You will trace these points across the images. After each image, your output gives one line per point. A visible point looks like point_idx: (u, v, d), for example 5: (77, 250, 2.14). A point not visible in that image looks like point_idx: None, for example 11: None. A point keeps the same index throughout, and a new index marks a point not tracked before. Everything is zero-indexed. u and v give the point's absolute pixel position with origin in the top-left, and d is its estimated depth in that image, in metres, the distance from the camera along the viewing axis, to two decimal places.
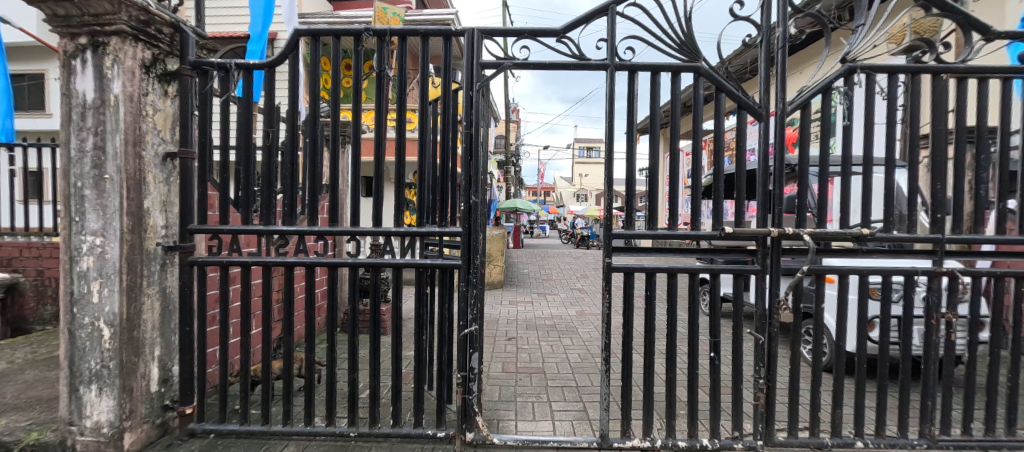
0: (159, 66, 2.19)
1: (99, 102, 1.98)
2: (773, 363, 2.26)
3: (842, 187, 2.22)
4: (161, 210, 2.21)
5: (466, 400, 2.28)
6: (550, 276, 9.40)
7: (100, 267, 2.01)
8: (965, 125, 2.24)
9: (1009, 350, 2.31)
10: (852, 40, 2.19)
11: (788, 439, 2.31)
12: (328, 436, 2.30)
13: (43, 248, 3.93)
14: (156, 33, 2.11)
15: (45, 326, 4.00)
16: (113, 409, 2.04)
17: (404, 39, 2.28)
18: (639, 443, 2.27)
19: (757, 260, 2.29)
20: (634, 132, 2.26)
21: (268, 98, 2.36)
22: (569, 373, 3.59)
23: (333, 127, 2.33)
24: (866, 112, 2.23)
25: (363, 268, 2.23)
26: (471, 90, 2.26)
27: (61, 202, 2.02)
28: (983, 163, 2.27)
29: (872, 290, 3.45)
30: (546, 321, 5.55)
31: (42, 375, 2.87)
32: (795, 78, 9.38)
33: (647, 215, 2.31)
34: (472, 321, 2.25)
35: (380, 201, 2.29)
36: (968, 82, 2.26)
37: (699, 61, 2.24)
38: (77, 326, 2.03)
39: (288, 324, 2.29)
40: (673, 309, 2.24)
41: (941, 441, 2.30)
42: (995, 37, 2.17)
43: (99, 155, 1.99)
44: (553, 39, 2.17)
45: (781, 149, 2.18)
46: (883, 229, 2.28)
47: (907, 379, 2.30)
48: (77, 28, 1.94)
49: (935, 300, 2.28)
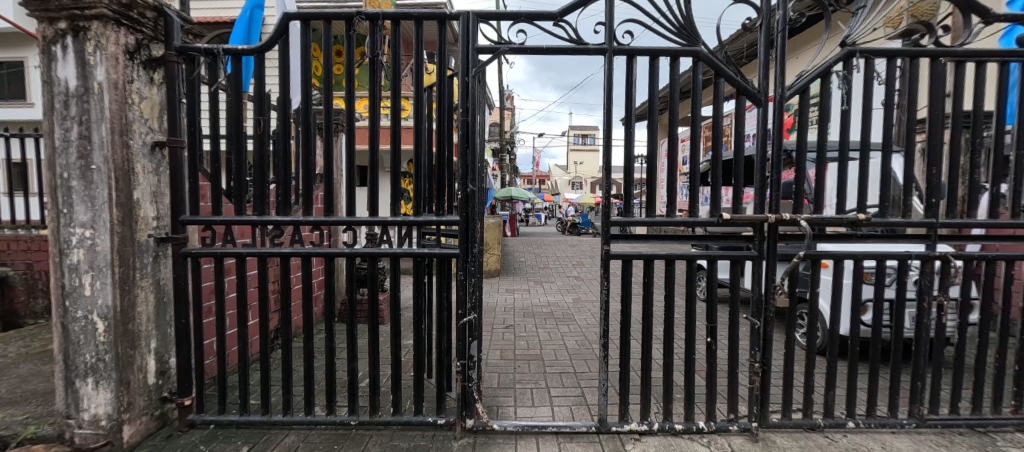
0: (144, 52, 2.11)
1: (83, 90, 1.91)
2: (768, 346, 2.30)
3: (840, 172, 2.21)
4: (151, 201, 2.15)
5: (465, 388, 2.29)
6: (547, 264, 9.46)
7: (92, 260, 1.97)
8: (962, 109, 2.22)
9: (999, 332, 2.35)
10: (852, 24, 2.15)
11: (783, 421, 2.36)
12: (328, 425, 2.31)
13: (32, 241, 3.84)
14: (140, 17, 2.03)
15: (37, 320, 3.95)
16: (110, 402, 2.03)
17: (397, 23, 2.19)
18: (637, 426, 2.31)
19: (754, 246, 2.28)
20: (633, 118, 2.23)
21: (258, 84, 2.29)
22: (566, 359, 3.62)
23: (327, 116, 2.25)
24: (866, 97, 2.21)
25: (360, 258, 2.20)
26: (466, 76, 2.20)
27: (48, 194, 1.97)
28: (978, 147, 2.23)
29: (866, 274, 3.46)
30: (543, 308, 5.58)
31: (37, 369, 2.84)
32: (793, 62, 9.33)
33: (646, 201, 2.26)
34: (470, 310, 2.26)
35: (375, 191, 2.22)
36: (966, 66, 2.23)
37: (699, 45, 2.20)
38: (70, 319, 2.01)
39: (285, 315, 2.26)
40: (670, 295, 2.25)
41: (931, 420, 2.36)
42: (994, 19, 2.13)
43: (85, 145, 1.94)
44: (550, 23, 2.12)
45: (780, 135, 2.16)
46: (878, 213, 2.28)
47: (898, 360, 2.33)
48: (55, 12, 1.87)
49: (927, 283, 2.31)
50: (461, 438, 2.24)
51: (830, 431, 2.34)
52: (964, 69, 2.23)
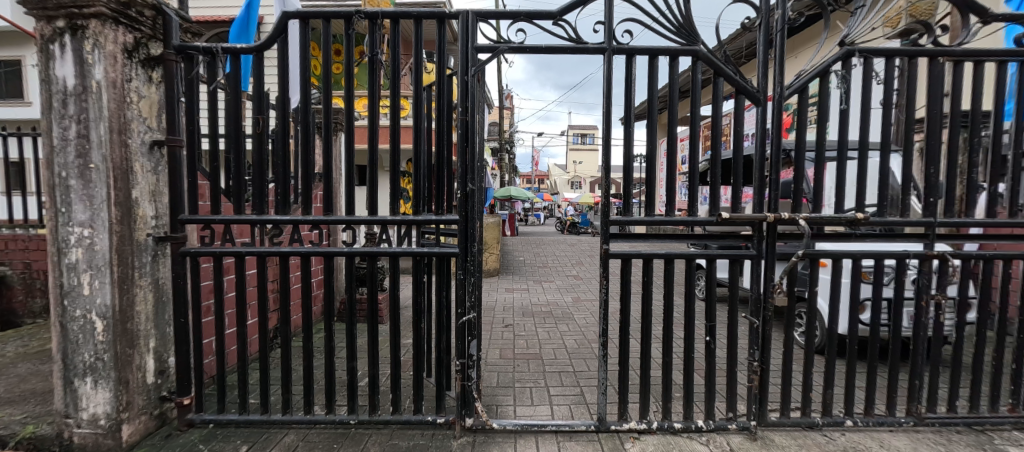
0: (142, 50, 2.10)
1: (81, 89, 1.91)
2: (767, 345, 2.30)
3: (838, 171, 2.22)
4: (150, 200, 2.15)
5: (465, 387, 2.29)
6: (547, 263, 9.46)
7: (90, 259, 1.97)
8: (960, 108, 2.22)
9: (996, 330, 2.36)
10: (851, 23, 2.16)
11: (781, 419, 2.36)
12: (328, 424, 2.31)
13: (29, 241, 3.83)
14: (138, 16, 2.03)
15: (35, 319, 3.94)
16: (110, 401, 2.03)
17: (396, 22, 2.18)
18: (635, 425, 2.31)
19: (752, 245, 2.29)
20: (632, 118, 2.23)
21: (257, 83, 2.28)
22: (566, 358, 3.62)
23: (326, 114, 2.24)
24: (864, 97, 2.22)
25: (359, 257, 2.20)
26: (466, 75, 2.20)
27: (46, 194, 1.97)
28: (975, 147, 2.24)
29: (864, 273, 3.47)
30: (542, 307, 5.59)
31: (35, 369, 2.83)
32: (792, 62, 9.34)
33: (645, 200, 2.27)
34: (470, 309, 2.26)
35: (374, 191, 2.22)
36: (964, 65, 2.24)
37: (698, 45, 2.20)
38: (69, 318, 2.01)
39: (284, 314, 2.26)
40: (669, 294, 2.25)
41: (929, 418, 2.36)
42: (993, 19, 2.13)
43: (83, 144, 1.93)
44: (549, 22, 2.12)
45: (779, 134, 2.16)
46: (876, 213, 2.29)
47: (896, 359, 2.34)
48: (53, 11, 1.86)
49: (925, 282, 2.32)
50: (461, 437, 2.24)
51: (828, 429, 2.35)
52: (962, 69, 2.24)
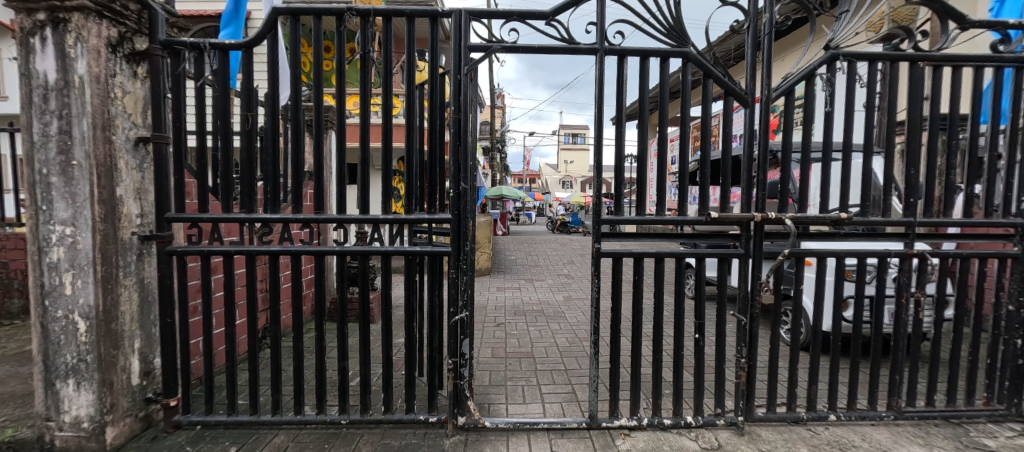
0: (127, 45, 2.05)
1: (62, 84, 1.86)
2: (754, 342, 2.34)
3: (823, 172, 2.27)
4: (135, 198, 2.11)
5: (457, 385, 2.30)
6: (538, 262, 9.49)
7: (72, 258, 1.92)
8: (939, 112, 2.29)
9: (972, 327, 2.44)
10: (835, 28, 2.21)
11: (767, 414, 2.41)
12: (318, 425, 2.30)
13: (7, 239, 3.71)
14: (122, 10, 1.97)
15: (13, 320, 3.83)
16: (93, 403, 1.98)
17: (388, 20, 2.17)
18: (626, 422, 2.34)
19: (740, 244, 2.33)
20: (623, 118, 2.25)
21: (246, 79, 2.25)
22: (557, 357, 3.65)
23: (317, 112, 2.22)
24: (848, 99, 2.27)
25: (351, 256, 2.19)
26: (458, 74, 2.18)
27: (26, 191, 1.92)
28: (953, 149, 2.31)
29: (847, 272, 3.56)
30: (533, 306, 5.61)
31: (14, 370, 2.76)
32: (779, 64, 9.51)
33: (636, 200, 2.29)
34: (462, 307, 2.27)
35: (366, 189, 2.21)
36: (943, 70, 2.31)
37: (688, 46, 2.24)
38: (50, 319, 1.96)
39: (274, 314, 2.23)
40: (660, 293, 2.28)
41: (908, 412, 2.43)
42: (970, 25, 2.20)
43: (65, 140, 1.89)
44: (541, 22, 2.13)
45: (766, 136, 2.21)
46: (859, 213, 2.35)
47: (877, 355, 2.41)
48: (33, 3, 1.80)
49: (905, 280, 2.39)
50: (453, 435, 2.24)
51: (812, 424, 2.41)
52: (941, 73, 2.30)
